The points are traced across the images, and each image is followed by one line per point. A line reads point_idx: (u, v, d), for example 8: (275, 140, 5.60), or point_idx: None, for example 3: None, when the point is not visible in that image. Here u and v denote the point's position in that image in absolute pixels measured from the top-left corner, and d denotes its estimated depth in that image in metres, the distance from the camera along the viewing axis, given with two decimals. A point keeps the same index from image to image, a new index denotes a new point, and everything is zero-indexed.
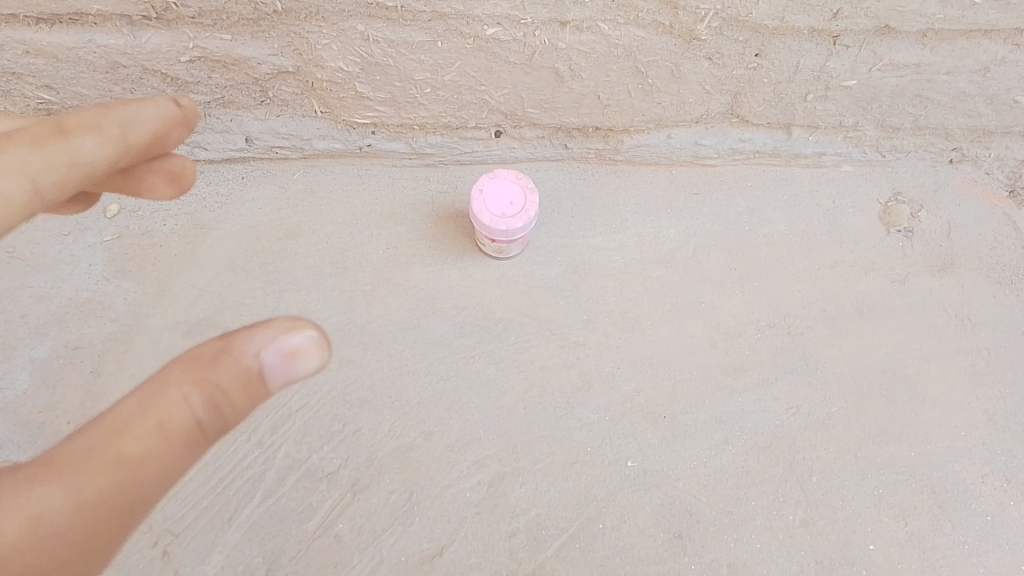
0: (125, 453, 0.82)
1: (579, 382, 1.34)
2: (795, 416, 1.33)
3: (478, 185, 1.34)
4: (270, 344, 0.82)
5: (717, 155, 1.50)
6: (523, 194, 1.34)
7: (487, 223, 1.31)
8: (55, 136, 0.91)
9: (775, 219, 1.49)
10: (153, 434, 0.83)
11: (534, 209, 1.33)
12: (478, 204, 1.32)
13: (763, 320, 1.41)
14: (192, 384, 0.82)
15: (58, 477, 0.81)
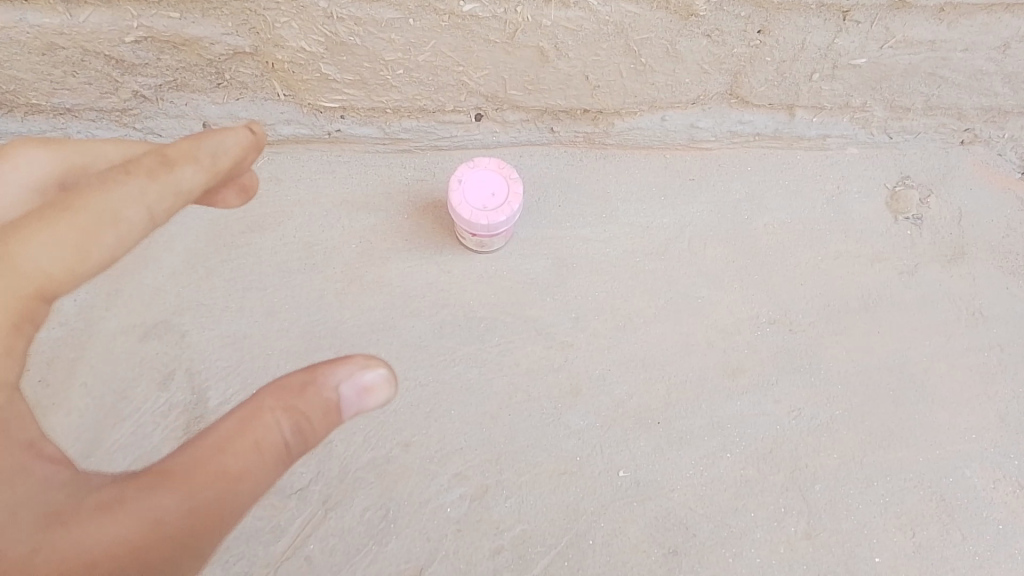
0: (222, 472, 0.77)
1: (567, 387, 1.26)
2: (797, 421, 1.25)
3: (456, 175, 1.23)
4: (356, 373, 0.81)
5: (715, 138, 1.39)
6: (507, 184, 1.23)
7: (467, 218, 1.21)
8: (160, 166, 0.88)
9: (775, 207, 1.39)
10: (248, 455, 0.78)
11: (518, 200, 1.22)
12: (457, 197, 1.22)
13: (762, 317, 1.32)
14: (284, 408, 0.79)
15: (159, 488, 0.76)
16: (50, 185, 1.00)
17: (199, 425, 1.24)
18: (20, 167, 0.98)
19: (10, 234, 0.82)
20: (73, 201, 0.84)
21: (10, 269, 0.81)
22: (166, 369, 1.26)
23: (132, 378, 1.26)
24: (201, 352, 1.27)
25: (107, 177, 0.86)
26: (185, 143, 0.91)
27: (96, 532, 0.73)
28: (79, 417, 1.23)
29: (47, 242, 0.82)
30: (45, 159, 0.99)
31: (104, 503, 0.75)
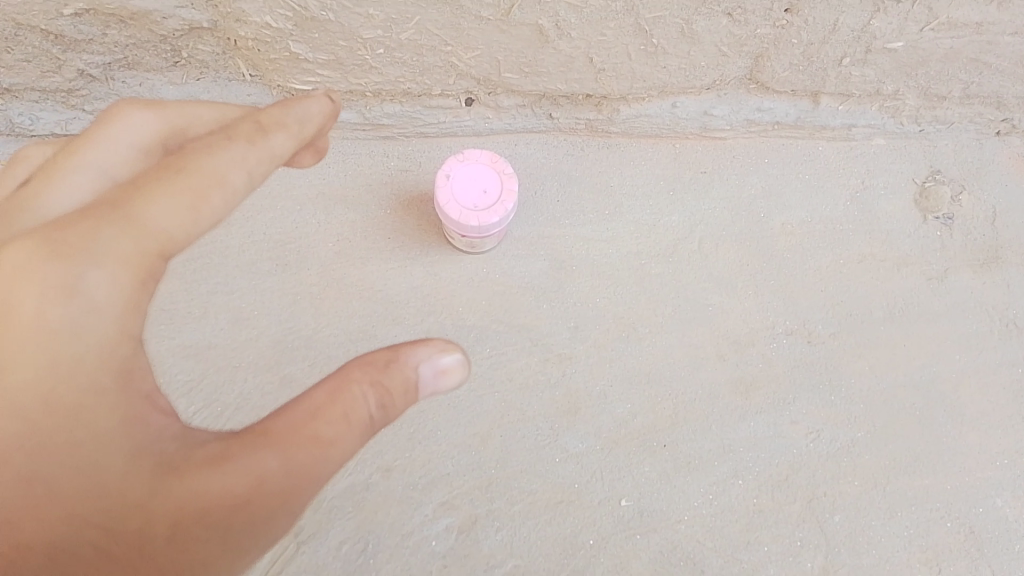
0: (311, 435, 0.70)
1: (565, 405, 1.14)
2: (816, 444, 1.15)
3: (443, 169, 1.10)
4: (435, 356, 0.75)
5: (730, 126, 1.26)
6: (500, 180, 1.10)
7: (456, 219, 1.08)
8: (256, 131, 0.75)
9: (794, 204, 1.27)
10: (335, 423, 0.71)
11: (513, 198, 1.10)
12: (444, 195, 1.09)
13: (779, 326, 1.20)
14: (369, 378, 0.72)
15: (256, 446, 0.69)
16: (155, 151, 0.83)
17: None
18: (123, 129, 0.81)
19: (121, 197, 0.70)
20: (182, 159, 0.72)
21: (132, 231, 0.69)
22: None
23: None
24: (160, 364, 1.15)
25: (207, 138, 0.74)
26: (275, 108, 0.78)
27: (206, 484, 0.67)
28: None
29: (164, 204, 0.70)
30: (148, 122, 0.83)
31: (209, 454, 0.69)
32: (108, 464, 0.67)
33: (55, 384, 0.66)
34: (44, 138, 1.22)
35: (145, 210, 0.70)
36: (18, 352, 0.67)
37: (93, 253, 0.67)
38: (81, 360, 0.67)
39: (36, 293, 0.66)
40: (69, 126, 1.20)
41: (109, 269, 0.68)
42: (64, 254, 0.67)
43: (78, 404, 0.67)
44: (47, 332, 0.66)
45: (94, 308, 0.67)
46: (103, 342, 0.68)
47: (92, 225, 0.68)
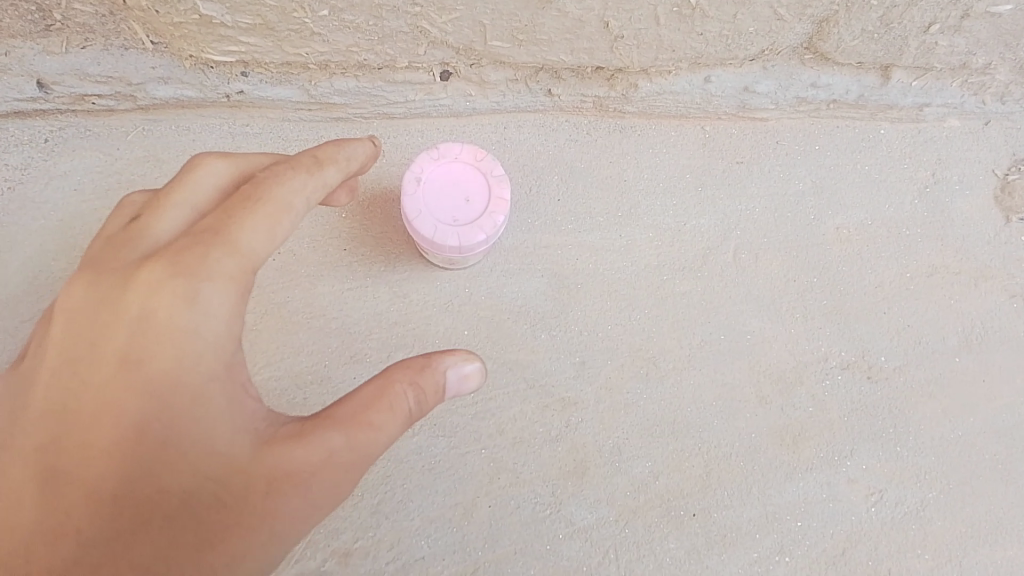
0: (361, 421, 0.66)
1: (571, 464, 0.92)
2: (878, 509, 0.94)
3: (413, 170, 0.83)
4: (461, 362, 0.71)
5: (776, 106, 1.01)
6: (487, 185, 0.84)
7: (430, 237, 0.82)
8: (316, 163, 0.73)
9: (851, 204, 1.03)
10: (380, 415, 0.66)
11: (505, 209, 0.84)
12: (414, 205, 0.82)
13: (832, 359, 0.98)
14: (408, 376, 0.68)
15: (317, 434, 0.65)
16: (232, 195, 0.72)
17: None
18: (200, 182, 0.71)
19: (217, 222, 0.67)
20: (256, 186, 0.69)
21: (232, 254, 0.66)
22: None
23: None
24: None
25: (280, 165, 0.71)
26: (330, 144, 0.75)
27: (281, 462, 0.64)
28: None
29: (256, 227, 0.67)
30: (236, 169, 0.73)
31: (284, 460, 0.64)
32: (202, 483, 0.64)
33: (173, 386, 0.64)
34: None
35: (236, 238, 0.66)
36: (140, 359, 0.64)
37: (197, 278, 0.64)
38: (184, 381, 0.64)
39: (145, 319, 0.64)
40: None
41: (210, 294, 0.65)
42: (166, 285, 0.64)
43: (187, 407, 0.64)
44: (155, 358, 0.64)
45: (204, 326, 0.64)
46: (207, 363, 0.64)
47: (198, 249, 0.65)
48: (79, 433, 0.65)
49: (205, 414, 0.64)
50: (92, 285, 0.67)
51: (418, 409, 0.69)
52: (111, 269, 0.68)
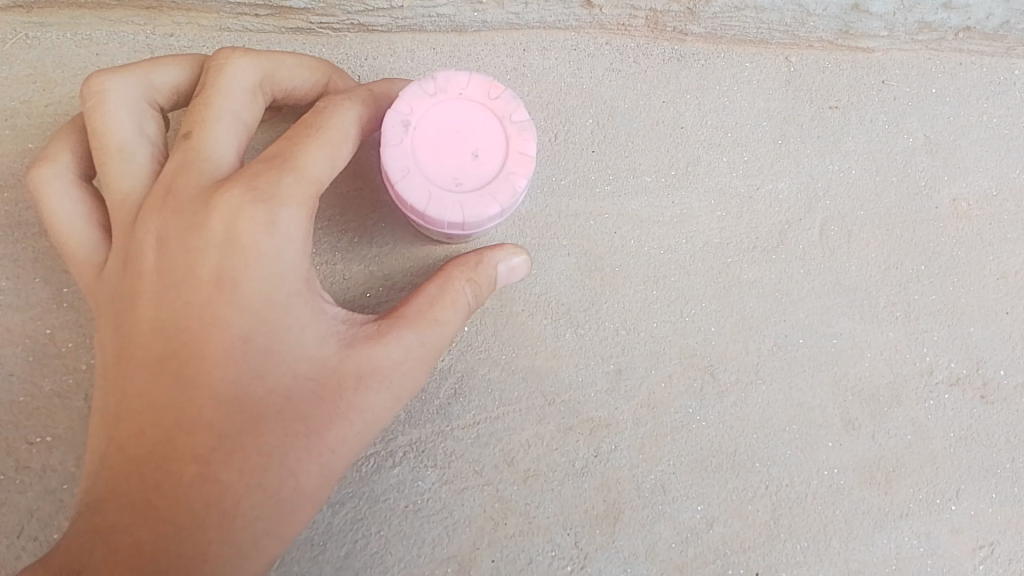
0: (429, 317, 0.58)
1: (600, 506, 0.70)
2: (988, 568, 0.72)
3: (399, 109, 0.58)
4: (507, 253, 0.62)
5: (888, 33, 0.77)
6: (504, 135, 0.59)
7: (422, 208, 0.58)
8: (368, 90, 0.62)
9: (973, 168, 0.79)
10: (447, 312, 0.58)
11: (528, 169, 0.59)
12: (401, 161, 0.57)
13: (940, 373, 0.75)
14: (466, 270, 0.60)
15: (389, 333, 0.57)
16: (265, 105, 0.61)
17: None
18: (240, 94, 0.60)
19: (285, 142, 0.56)
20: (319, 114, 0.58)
21: (302, 172, 0.55)
22: None
23: None
24: None
25: (348, 92, 0.60)
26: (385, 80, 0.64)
27: (362, 364, 0.56)
28: None
29: (327, 147, 0.56)
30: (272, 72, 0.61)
31: (363, 361, 0.56)
32: (299, 403, 0.55)
33: (258, 310, 0.54)
34: None
35: (310, 163, 0.55)
36: (223, 284, 0.54)
37: (274, 199, 0.54)
38: (269, 307, 0.54)
39: (225, 244, 0.54)
40: None
41: (287, 219, 0.54)
42: (243, 210, 0.54)
43: (278, 327, 0.54)
44: (242, 286, 0.54)
45: (285, 253, 0.54)
46: (288, 288, 0.54)
47: (266, 166, 0.55)
48: (170, 358, 0.54)
49: (289, 339, 0.55)
50: (166, 212, 0.56)
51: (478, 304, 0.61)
52: (177, 194, 0.56)
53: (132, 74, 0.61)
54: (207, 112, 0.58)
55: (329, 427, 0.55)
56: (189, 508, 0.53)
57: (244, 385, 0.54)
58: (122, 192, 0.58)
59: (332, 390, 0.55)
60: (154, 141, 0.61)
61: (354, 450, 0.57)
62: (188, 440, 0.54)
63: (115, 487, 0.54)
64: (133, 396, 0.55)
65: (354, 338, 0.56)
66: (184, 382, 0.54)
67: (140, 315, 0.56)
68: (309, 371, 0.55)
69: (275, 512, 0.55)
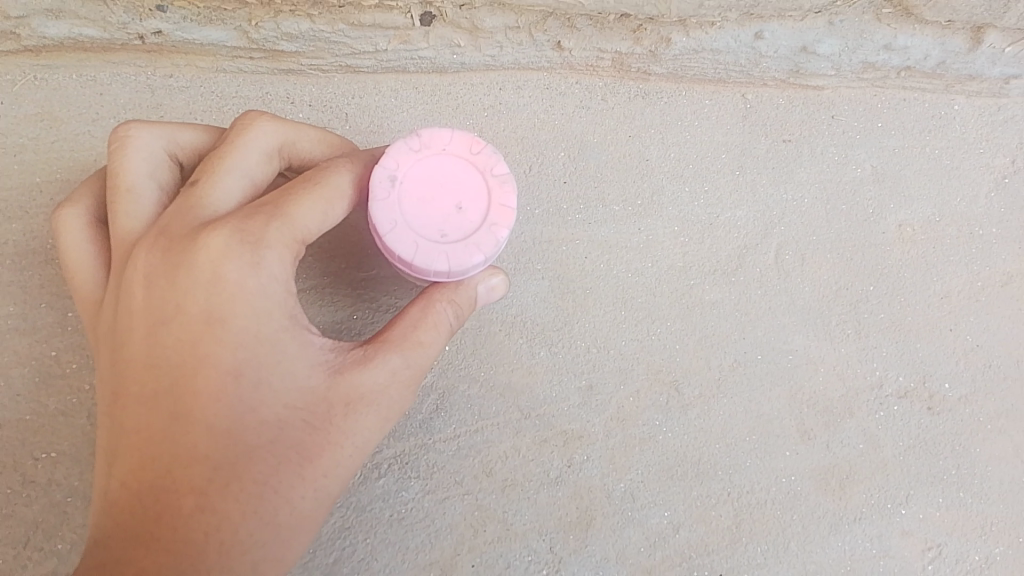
0: (413, 341, 0.62)
1: (574, 513, 0.74)
2: (935, 567, 0.78)
3: (386, 166, 0.60)
4: (486, 273, 0.65)
5: (835, 72, 0.83)
6: (487, 189, 0.62)
7: (410, 260, 0.60)
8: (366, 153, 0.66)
9: (918, 196, 0.85)
10: (429, 333, 0.63)
11: (510, 219, 0.61)
12: (388, 215, 0.60)
13: (889, 385, 0.81)
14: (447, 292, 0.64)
15: (376, 357, 0.61)
16: (271, 160, 0.66)
17: None
18: (242, 148, 0.64)
19: (276, 196, 0.61)
20: (317, 171, 0.62)
21: (286, 222, 0.59)
22: None
23: None
24: None
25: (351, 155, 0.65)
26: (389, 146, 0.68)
27: (350, 389, 0.60)
28: None
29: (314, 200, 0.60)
30: (282, 130, 0.66)
31: (351, 386, 0.60)
32: (289, 433, 0.59)
33: (245, 349, 0.58)
34: None
35: (298, 213, 0.59)
36: (213, 324, 0.57)
37: (263, 241, 0.58)
38: (257, 344, 0.58)
39: (214, 287, 0.57)
40: None
41: (272, 264, 0.58)
42: (230, 255, 0.58)
43: (266, 363, 0.58)
44: (231, 325, 0.58)
45: (272, 294, 0.58)
46: (275, 326, 0.58)
47: (255, 215, 0.59)
48: (165, 395, 0.58)
49: (279, 373, 0.59)
50: (158, 255, 0.60)
51: (458, 323, 0.65)
52: (172, 238, 0.60)
53: (156, 128, 0.67)
54: (214, 165, 0.63)
55: (321, 451, 0.60)
56: (189, 536, 0.57)
57: (236, 418, 0.58)
58: (123, 236, 0.63)
59: (322, 414, 0.60)
60: (162, 187, 0.66)
61: (344, 472, 0.62)
62: (184, 473, 0.57)
63: (116, 518, 0.58)
64: (130, 431, 0.58)
65: (342, 364, 0.61)
66: (179, 418, 0.57)
67: (136, 354, 0.59)
68: (299, 402, 0.59)
69: (271, 536, 0.59)
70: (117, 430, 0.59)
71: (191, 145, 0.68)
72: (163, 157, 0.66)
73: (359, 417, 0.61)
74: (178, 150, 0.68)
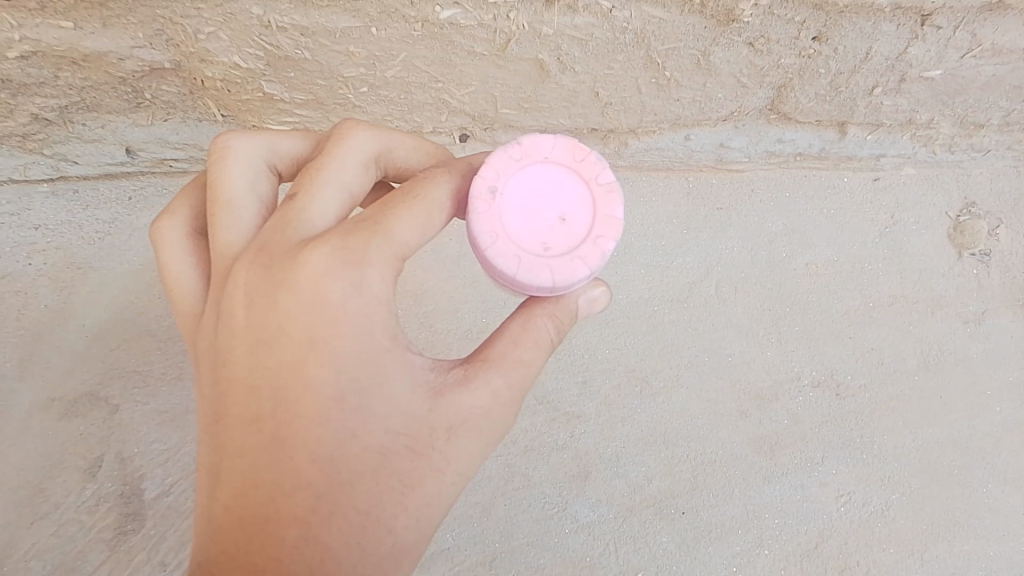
0: (510, 360, 0.68)
1: (574, 469, 1.06)
2: (847, 508, 1.06)
3: (488, 180, 0.67)
4: (588, 286, 0.73)
5: (748, 159, 1.17)
6: (589, 201, 0.67)
7: (514, 272, 0.66)
8: (458, 164, 0.72)
9: (819, 243, 1.17)
10: (529, 349, 0.69)
11: (612, 232, 0.67)
12: (491, 230, 0.66)
13: (806, 376, 1.11)
14: (549, 307, 0.70)
15: (475, 379, 0.67)
16: (365, 170, 0.73)
17: (133, 523, 1.03)
18: (338, 162, 0.71)
19: (373, 217, 0.67)
20: (417, 184, 0.68)
21: (382, 245, 0.65)
22: (92, 455, 1.04)
23: (51, 464, 1.04)
24: (135, 433, 1.05)
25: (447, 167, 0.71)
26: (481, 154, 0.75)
27: (451, 412, 0.66)
28: None
29: (410, 218, 0.66)
30: (374, 142, 0.74)
31: (451, 408, 0.66)
32: (388, 456, 0.64)
33: (343, 373, 0.63)
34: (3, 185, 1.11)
35: (394, 229, 0.66)
36: (314, 350, 0.63)
37: (364, 264, 0.64)
38: (354, 367, 0.63)
39: (316, 310, 0.63)
40: (30, 172, 1.10)
41: (369, 283, 0.64)
42: (331, 279, 0.63)
43: (363, 387, 0.64)
44: (331, 348, 0.63)
45: (371, 313, 0.64)
46: (373, 348, 0.64)
47: (353, 239, 0.65)
48: (269, 418, 0.64)
49: (382, 396, 0.64)
50: (259, 286, 0.66)
51: (558, 338, 0.71)
52: (272, 267, 0.66)
53: (256, 139, 0.75)
54: (315, 178, 0.70)
55: (422, 476, 0.66)
56: (295, 565, 0.62)
57: (339, 444, 0.63)
58: (226, 262, 0.70)
59: (422, 438, 0.65)
60: (261, 198, 0.74)
61: (442, 496, 0.67)
62: (289, 500, 0.63)
63: (225, 546, 0.63)
64: (236, 455, 0.64)
65: (441, 386, 0.66)
66: (283, 444, 0.63)
67: (241, 378, 0.65)
68: (400, 426, 0.64)
69: (372, 565, 0.64)
70: (223, 453, 0.65)
71: (289, 154, 0.77)
72: (262, 168, 0.75)
73: (459, 440, 0.66)
74: (276, 159, 0.76)
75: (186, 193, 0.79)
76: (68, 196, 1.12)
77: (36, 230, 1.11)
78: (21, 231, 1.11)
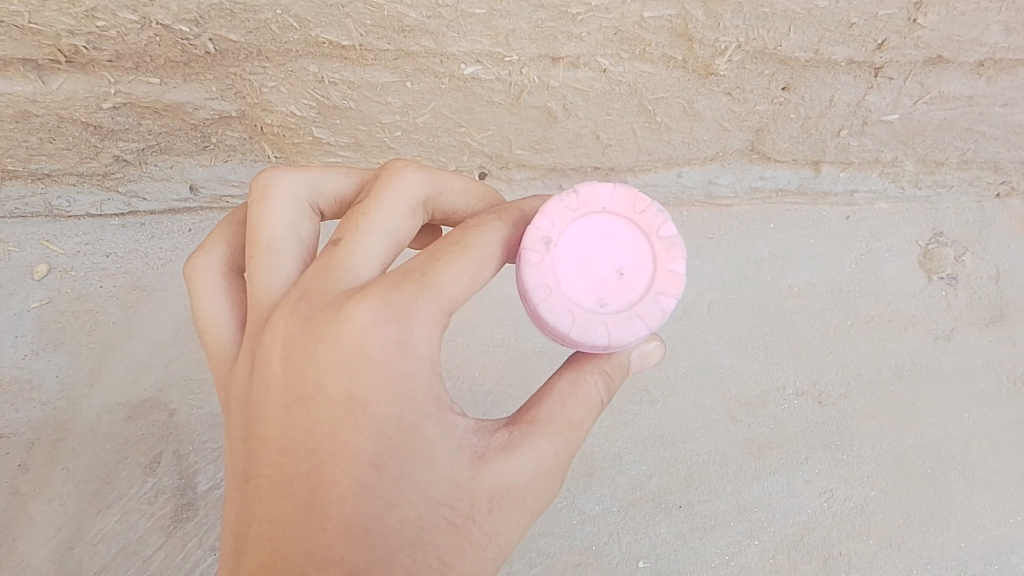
0: (558, 425, 0.71)
1: (581, 467, 1.18)
2: (829, 504, 1.18)
3: (543, 229, 0.70)
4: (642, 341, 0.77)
5: (735, 194, 1.31)
6: (648, 256, 0.71)
7: (568, 326, 0.69)
8: (506, 210, 0.76)
9: (800, 269, 1.30)
10: (577, 412, 0.72)
11: (670, 288, 0.70)
12: (545, 283, 0.69)
13: (790, 386, 1.24)
14: (600, 363, 0.73)
15: (521, 446, 0.69)
16: (408, 214, 0.78)
17: (188, 512, 1.16)
18: (386, 215, 0.76)
19: (418, 271, 0.69)
20: (467, 233, 0.72)
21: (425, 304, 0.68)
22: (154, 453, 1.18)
23: (118, 460, 1.18)
24: (192, 433, 1.20)
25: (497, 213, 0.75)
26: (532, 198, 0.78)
27: (494, 480, 0.68)
28: (60, 506, 1.15)
29: (457, 273, 0.69)
30: (420, 186, 0.79)
31: (495, 476, 0.68)
32: (422, 519, 0.67)
33: (383, 433, 0.66)
34: (81, 219, 1.27)
35: (441, 281, 0.68)
36: (354, 408, 0.66)
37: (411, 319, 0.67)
38: (393, 426, 0.66)
39: (357, 368, 0.66)
40: (105, 207, 1.26)
41: (411, 343, 0.67)
42: (372, 338, 0.66)
43: (404, 448, 0.66)
44: (371, 407, 0.66)
45: (412, 370, 0.67)
46: (413, 407, 0.67)
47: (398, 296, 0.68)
48: (305, 470, 0.66)
49: (422, 459, 0.67)
50: (303, 342, 0.69)
51: (608, 396, 0.74)
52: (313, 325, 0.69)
53: (299, 178, 0.81)
54: (364, 224, 0.75)
55: (461, 547, 0.68)
56: None
57: (374, 500, 0.66)
58: (265, 310, 0.74)
59: (464, 508, 0.68)
60: (302, 237, 0.79)
61: (477, 564, 0.69)
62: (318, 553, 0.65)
63: None
64: (269, 501, 0.67)
65: (488, 452, 0.69)
66: (317, 497, 0.66)
67: (278, 430, 0.68)
68: (441, 495, 0.67)
69: None
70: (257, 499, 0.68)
71: (331, 192, 0.83)
72: (303, 207, 0.80)
73: (501, 509, 0.69)
74: (318, 197, 0.82)
75: (221, 231, 0.85)
76: (136, 228, 1.28)
77: (108, 257, 1.27)
78: (95, 258, 1.27)
